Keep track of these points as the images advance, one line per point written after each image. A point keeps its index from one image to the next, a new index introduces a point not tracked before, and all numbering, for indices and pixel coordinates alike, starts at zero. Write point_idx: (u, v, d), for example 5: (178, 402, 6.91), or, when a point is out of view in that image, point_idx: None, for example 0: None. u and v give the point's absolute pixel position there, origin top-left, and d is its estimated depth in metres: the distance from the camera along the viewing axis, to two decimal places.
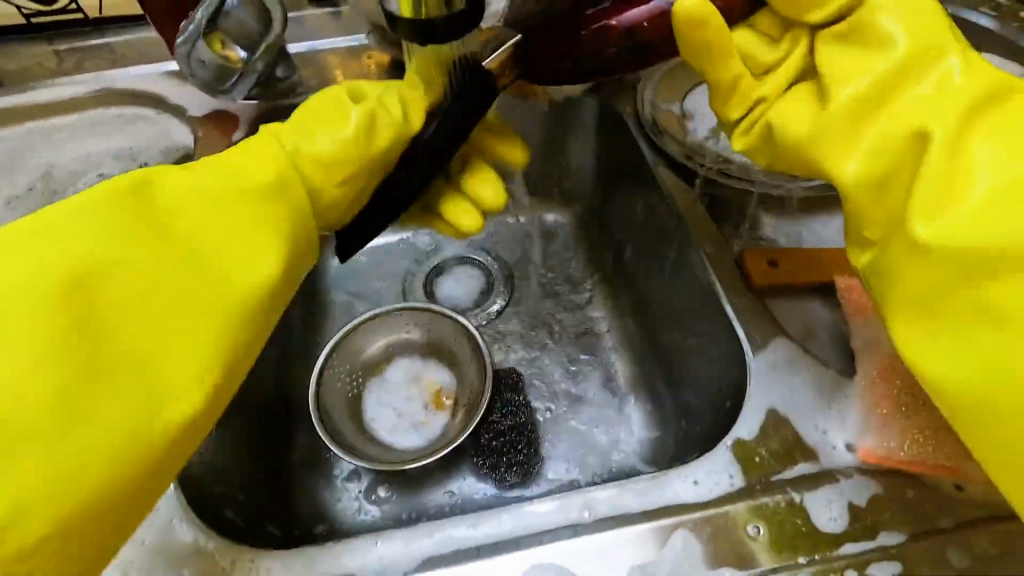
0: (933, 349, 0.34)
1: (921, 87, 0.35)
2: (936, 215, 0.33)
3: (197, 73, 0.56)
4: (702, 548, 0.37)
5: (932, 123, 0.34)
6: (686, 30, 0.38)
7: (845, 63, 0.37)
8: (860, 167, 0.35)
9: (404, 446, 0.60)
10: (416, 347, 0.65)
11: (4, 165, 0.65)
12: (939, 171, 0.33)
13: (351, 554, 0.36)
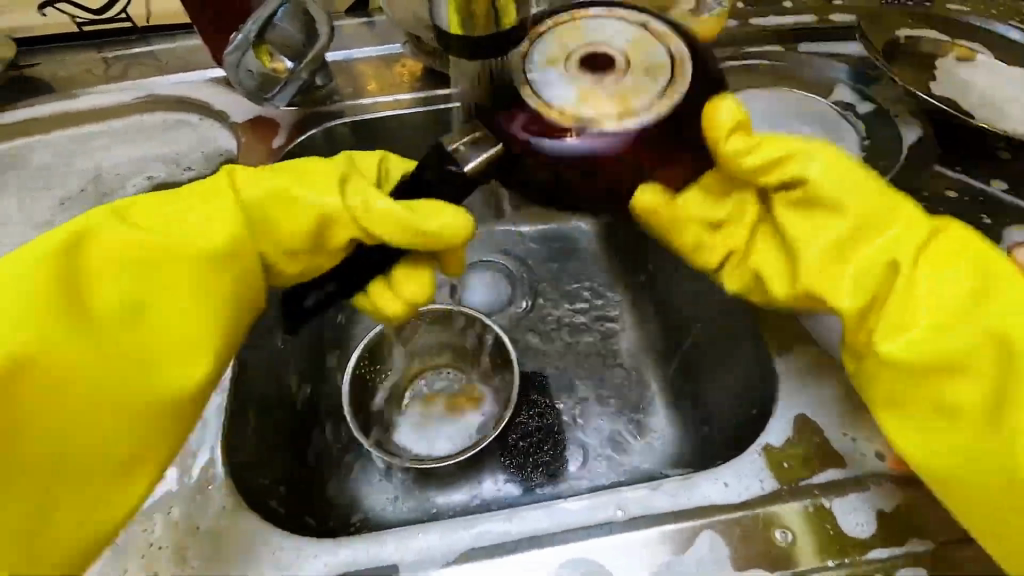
0: (935, 451, 0.38)
1: (922, 317, 0.38)
2: (949, 330, 0.38)
3: (244, 82, 0.59)
4: (728, 551, 0.38)
5: (909, 270, 0.39)
6: (649, 216, 0.44)
7: (818, 223, 0.41)
8: (853, 304, 0.39)
9: (431, 444, 0.62)
10: (443, 348, 0.67)
11: (56, 167, 0.68)
12: (929, 306, 0.38)
13: (393, 543, 0.38)
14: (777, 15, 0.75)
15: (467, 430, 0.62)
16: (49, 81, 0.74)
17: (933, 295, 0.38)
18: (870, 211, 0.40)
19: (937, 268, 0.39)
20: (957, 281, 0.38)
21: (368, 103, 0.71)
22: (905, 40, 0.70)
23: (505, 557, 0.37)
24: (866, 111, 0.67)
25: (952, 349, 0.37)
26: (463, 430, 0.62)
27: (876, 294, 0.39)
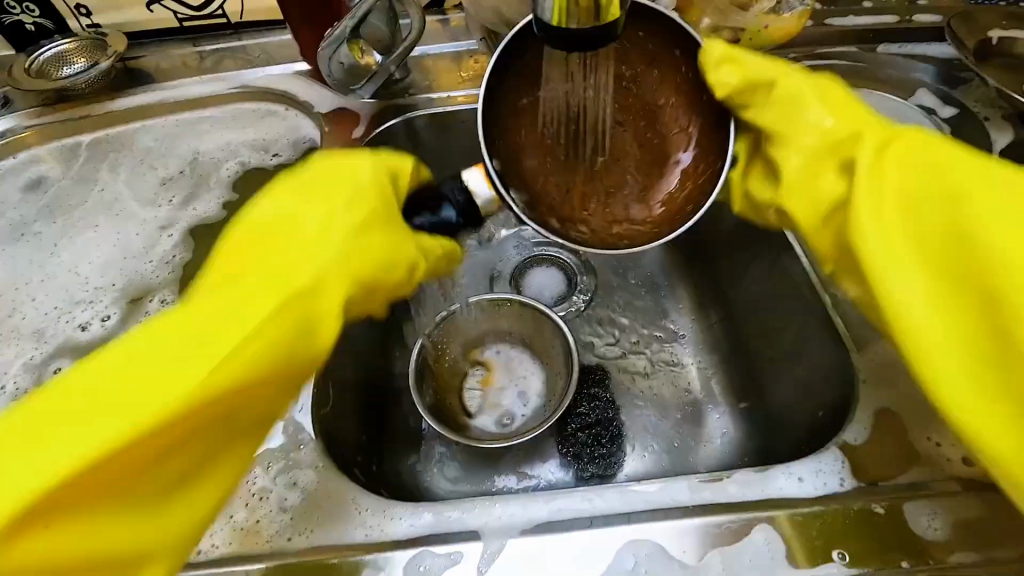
0: (966, 398, 0.35)
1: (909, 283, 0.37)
2: (922, 365, 0.36)
3: (333, 73, 0.62)
4: (797, 547, 0.37)
5: (908, 277, 0.37)
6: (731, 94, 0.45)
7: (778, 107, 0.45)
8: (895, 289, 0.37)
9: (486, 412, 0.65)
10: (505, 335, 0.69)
11: (160, 151, 0.74)
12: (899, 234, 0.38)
13: (472, 512, 0.40)
14: (857, 15, 0.73)
15: (524, 420, 0.64)
16: (151, 71, 0.79)
17: (907, 293, 0.36)
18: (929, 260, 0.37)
19: (887, 229, 0.38)
20: (885, 205, 0.38)
21: (442, 97, 0.74)
22: (997, 41, 0.67)
23: (580, 532, 0.38)
24: (949, 115, 0.65)
25: (906, 292, 0.37)
26: (521, 419, 0.64)
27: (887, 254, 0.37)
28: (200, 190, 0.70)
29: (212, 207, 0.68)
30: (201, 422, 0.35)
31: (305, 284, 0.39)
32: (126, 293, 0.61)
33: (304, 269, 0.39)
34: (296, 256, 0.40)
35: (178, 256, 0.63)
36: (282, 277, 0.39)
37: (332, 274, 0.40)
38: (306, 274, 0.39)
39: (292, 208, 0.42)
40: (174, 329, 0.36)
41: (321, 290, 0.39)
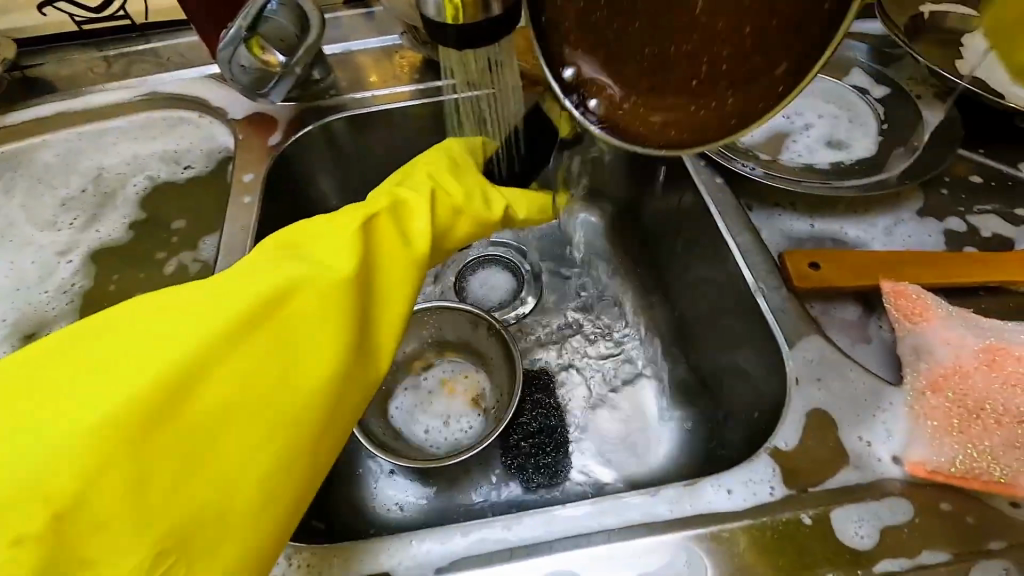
0: None
1: None
2: None
3: (237, 76, 0.58)
4: (726, 567, 0.35)
5: None
6: None
7: None
8: None
9: (423, 435, 0.61)
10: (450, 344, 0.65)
11: (60, 168, 0.68)
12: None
13: (386, 553, 0.37)
14: None
15: (464, 433, 0.61)
16: (49, 80, 0.73)
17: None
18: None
19: None
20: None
21: (366, 96, 0.69)
22: (929, 17, 0.66)
23: (500, 568, 0.36)
24: (881, 96, 0.64)
25: None
26: (461, 433, 0.61)
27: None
28: (104, 209, 0.64)
29: (117, 227, 0.62)
30: (309, 354, 0.37)
31: (379, 229, 0.44)
32: (19, 328, 0.55)
33: (286, 273, 0.38)
34: (319, 253, 0.41)
35: (79, 284, 0.58)
36: (315, 248, 0.41)
37: (350, 227, 0.42)
38: (323, 272, 0.39)
39: (316, 252, 0.41)
40: (148, 345, 0.33)
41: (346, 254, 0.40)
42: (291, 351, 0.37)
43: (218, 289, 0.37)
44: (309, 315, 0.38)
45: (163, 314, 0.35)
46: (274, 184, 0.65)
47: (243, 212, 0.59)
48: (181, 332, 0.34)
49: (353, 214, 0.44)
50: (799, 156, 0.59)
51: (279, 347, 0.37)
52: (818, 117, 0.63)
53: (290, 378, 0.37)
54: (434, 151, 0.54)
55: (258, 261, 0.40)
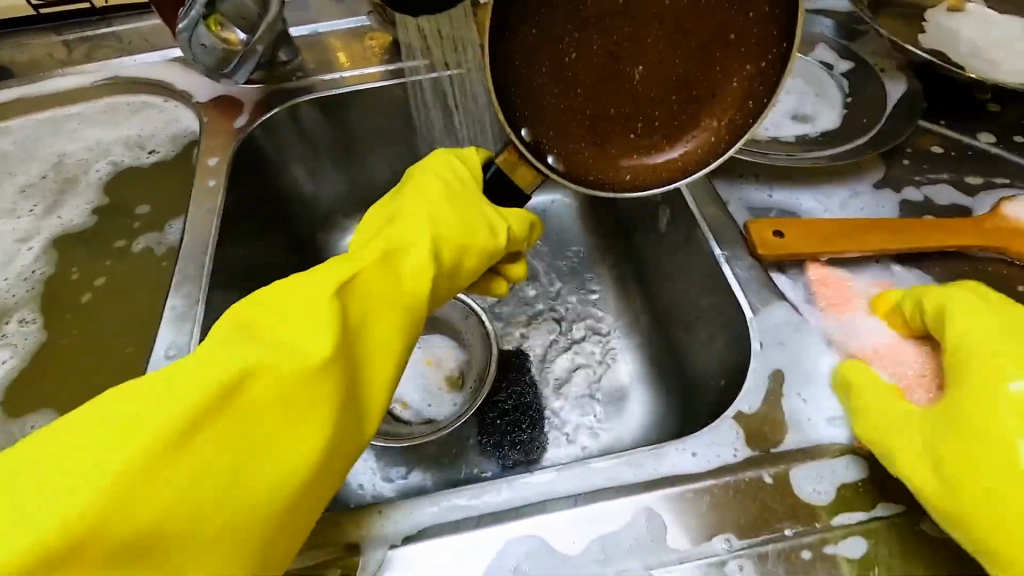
0: None
1: None
2: None
3: (201, 58, 0.57)
4: (690, 526, 0.36)
5: None
6: None
7: None
8: None
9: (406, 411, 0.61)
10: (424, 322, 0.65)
11: (18, 155, 0.66)
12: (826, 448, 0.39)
13: (354, 524, 0.37)
14: None
15: (444, 410, 0.61)
16: (6, 67, 0.71)
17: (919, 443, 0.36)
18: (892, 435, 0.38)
19: None
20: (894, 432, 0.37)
21: (334, 78, 0.68)
22: None
23: (468, 534, 0.36)
24: (846, 70, 0.65)
25: None
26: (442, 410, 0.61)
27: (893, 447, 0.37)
28: (66, 196, 0.62)
29: (80, 214, 0.61)
30: (290, 445, 0.33)
31: (365, 289, 0.38)
32: None
33: (248, 361, 0.32)
34: (295, 328, 0.35)
35: (40, 272, 0.56)
36: (286, 321, 0.35)
37: (326, 291, 0.36)
38: (291, 352, 0.34)
39: (287, 321, 0.35)
40: (87, 456, 0.28)
41: (326, 324, 0.35)
42: (261, 446, 0.32)
43: (169, 382, 0.31)
44: (275, 411, 0.33)
45: (104, 415, 0.29)
46: (241, 167, 0.64)
47: (208, 194, 0.58)
48: (127, 438, 0.29)
49: (328, 274, 0.38)
50: (766, 130, 0.60)
51: (245, 445, 0.32)
52: (784, 92, 0.63)
53: (255, 471, 0.32)
54: (428, 173, 0.49)
55: (223, 341, 0.34)
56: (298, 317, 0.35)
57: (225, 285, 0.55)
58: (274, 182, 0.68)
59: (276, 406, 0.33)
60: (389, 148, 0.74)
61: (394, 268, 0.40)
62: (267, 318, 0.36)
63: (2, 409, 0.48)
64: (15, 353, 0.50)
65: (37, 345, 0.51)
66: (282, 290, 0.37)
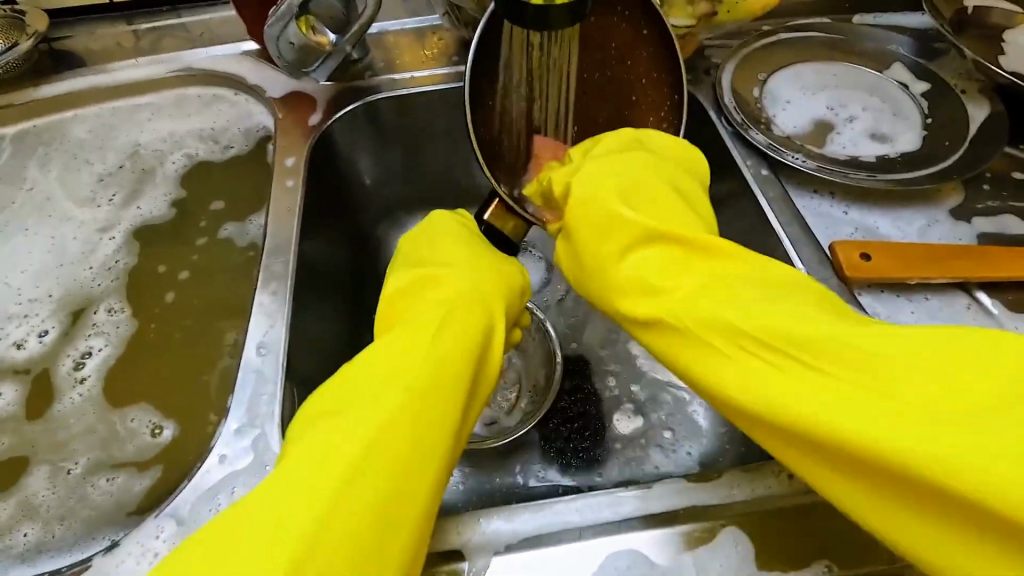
0: None
1: None
2: None
3: (285, 55, 0.58)
4: (785, 547, 0.37)
5: None
6: None
7: None
8: None
9: None
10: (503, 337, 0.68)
11: (96, 144, 0.67)
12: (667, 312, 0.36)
13: (454, 529, 0.37)
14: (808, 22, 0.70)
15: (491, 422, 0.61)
16: (79, 53, 0.70)
17: (818, 334, 0.31)
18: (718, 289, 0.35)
19: None
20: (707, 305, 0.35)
21: (405, 78, 0.69)
22: (973, 11, 0.66)
23: (568, 545, 0.37)
24: (922, 90, 0.64)
25: None
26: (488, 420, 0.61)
27: (678, 322, 0.35)
28: (143, 187, 0.63)
29: (159, 205, 0.62)
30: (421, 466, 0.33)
31: (435, 321, 0.40)
32: (65, 304, 0.54)
33: (349, 442, 0.33)
34: (382, 377, 0.37)
35: (123, 262, 0.58)
36: (371, 377, 0.37)
37: (398, 345, 0.39)
38: (385, 407, 0.34)
39: (375, 378, 0.37)
40: (245, 554, 0.29)
41: (416, 363, 0.37)
42: (387, 501, 0.32)
43: (291, 467, 0.32)
44: (390, 467, 0.32)
45: (251, 514, 0.30)
46: (314, 165, 0.64)
47: (287, 193, 0.59)
48: (277, 520, 0.30)
49: (396, 333, 0.40)
50: (843, 149, 0.60)
51: (374, 506, 0.31)
52: (861, 109, 0.63)
53: (389, 530, 0.31)
54: (440, 229, 0.51)
55: (322, 422, 0.35)
56: (382, 368, 0.37)
57: (303, 283, 0.56)
58: (341, 180, 0.69)
59: (396, 435, 0.33)
60: (454, 150, 0.74)
61: (466, 301, 0.42)
62: (343, 401, 0.36)
63: (100, 397, 0.49)
64: (111, 341, 0.52)
65: (128, 334, 0.53)
66: (358, 361, 0.39)
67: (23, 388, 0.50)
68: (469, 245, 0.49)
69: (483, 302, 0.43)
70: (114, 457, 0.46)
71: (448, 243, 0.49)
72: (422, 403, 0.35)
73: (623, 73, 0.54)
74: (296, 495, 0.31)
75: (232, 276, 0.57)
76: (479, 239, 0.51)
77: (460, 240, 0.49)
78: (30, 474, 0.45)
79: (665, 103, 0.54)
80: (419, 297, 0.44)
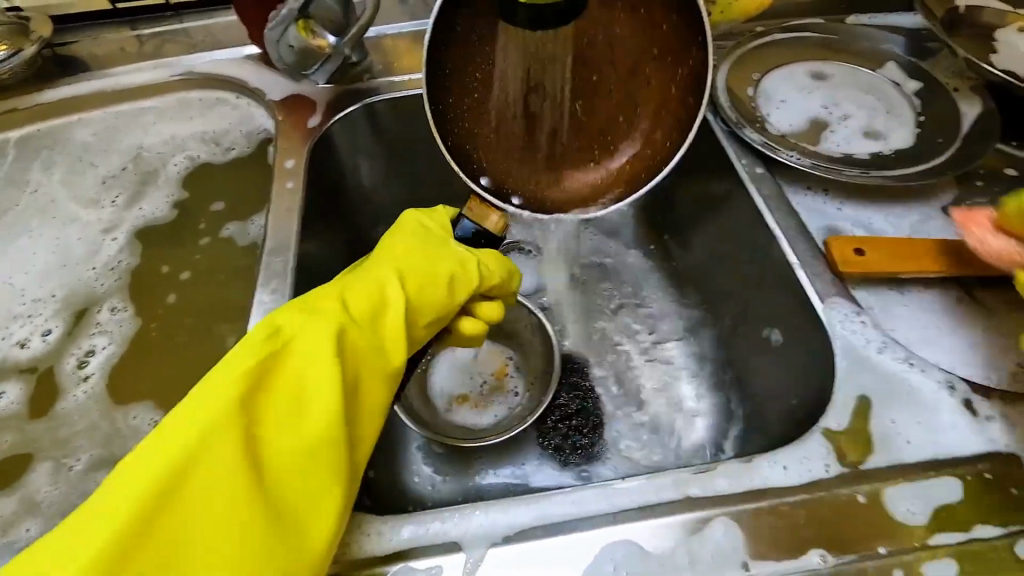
0: None
1: None
2: None
3: (284, 57, 0.59)
4: (781, 538, 0.37)
5: None
6: None
7: None
8: None
9: (461, 420, 0.62)
10: (501, 333, 0.67)
11: (99, 147, 0.68)
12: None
13: (452, 521, 0.38)
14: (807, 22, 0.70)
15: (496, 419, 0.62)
16: (83, 59, 0.71)
17: None
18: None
19: None
20: None
21: (404, 80, 0.69)
22: (965, 10, 0.66)
23: (564, 537, 0.37)
24: (915, 89, 0.64)
25: None
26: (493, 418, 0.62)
27: None
28: (146, 189, 0.64)
29: (162, 206, 0.63)
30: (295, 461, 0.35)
31: (347, 313, 0.41)
32: (69, 304, 0.55)
33: (223, 414, 0.34)
34: (283, 362, 0.38)
35: (126, 263, 0.58)
36: (275, 357, 0.38)
37: (313, 330, 0.39)
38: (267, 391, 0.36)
39: (278, 360, 0.38)
40: (110, 502, 0.30)
41: (312, 355, 0.38)
42: (246, 488, 0.33)
43: (176, 427, 0.34)
44: (253, 456, 0.34)
45: (128, 467, 0.32)
46: (314, 166, 0.65)
47: (288, 193, 0.59)
48: (148, 477, 0.31)
49: (313, 316, 0.41)
50: (837, 146, 0.60)
51: (231, 488, 0.32)
52: (855, 108, 0.63)
53: (241, 516, 0.32)
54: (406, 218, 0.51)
55: (215, 386, 0.36)
56: (283, 350, 0.38)
57: (304, 282, 0.57)
58: (341, 182, 0.70)
59: (283, 427, 0.35)
60: None
61: (380, 302, 0.43)
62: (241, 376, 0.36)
63: (103, 394, 0.50)
64: (114, 339, 0.52)
65: (131, 332, 0.53)
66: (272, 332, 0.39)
67: (27, 386, 0.50)
68: (419, 236, 0.49)
69: (388, 304, 0.43)
70: (116, 454, 0.46)
71: (399, 236, 0.49)
72: (309, 399, 0.37)
73: (638, 68, 0.49)
74: (165, 456, 0.32)
75: (234, 275, 0.57)
76: (432, 229, 0.51)
77: (407, 229, 0.50)
78: (35, 471, 0.46)
79: (683, 107, 0.48)
80: (352, 287, 0.44)
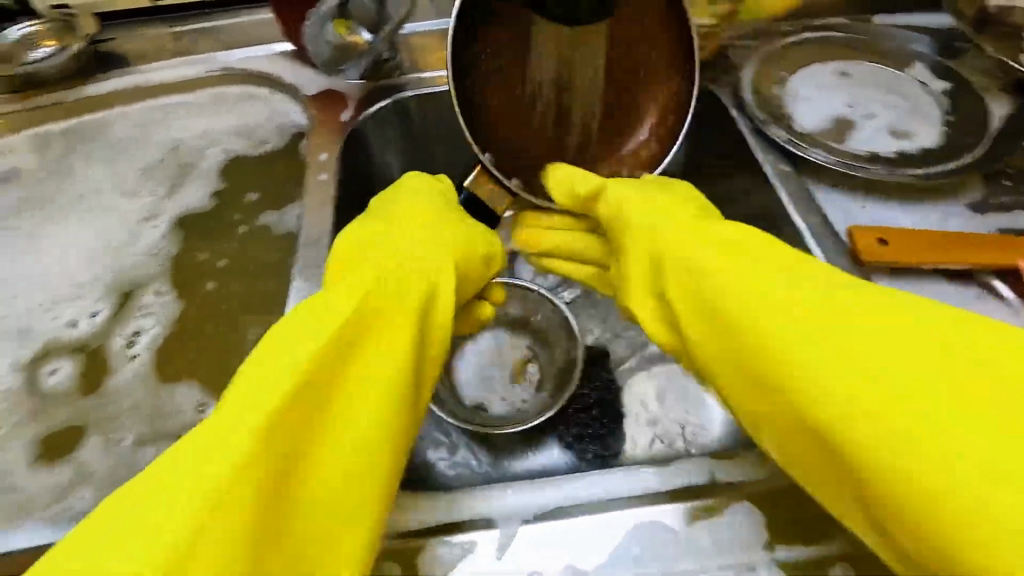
0: None
1: None
2: None
3: (320, 54, 0.62)
4: (804, 523, 0.38)
5: None
6: None
7: None
8: None
9: (480, 407, 0.63)
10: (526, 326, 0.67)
11: (140, 139, 0.71)
12: (696, 318, 0.41)
13: (485, 500, 0.39)
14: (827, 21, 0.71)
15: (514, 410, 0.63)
16: (124, 56, 0.74)
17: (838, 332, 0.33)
18: (766, 259, 0.39)
19: None
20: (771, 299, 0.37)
21: (432, 76, 0.71)
22: (994, 10, 0.66)
23: (594, 516, 0.38)
24: (942, 88, 0.65)
25: None
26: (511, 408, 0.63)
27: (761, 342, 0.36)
28: (185, 179, 0.66)
29: (200, 196, 0.65)
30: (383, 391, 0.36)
31: (405, 266, 0.42)
32: (113, 288, 0.57)
33: (326, 337, 0.34)
34: (363, 298, 0.38)
35: (166, 250, 0.61)
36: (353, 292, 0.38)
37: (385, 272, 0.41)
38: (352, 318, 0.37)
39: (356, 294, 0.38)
40: (223, 427, 0.29)
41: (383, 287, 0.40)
42: (354, 411, 0.35)
43: (273, 349, 0.33)
44: (344, 386, 0.35)
45: (234, 392, 0.31)
46: (346, 160, 0.67)
47: (322, 185, 0.61)
48: (257, 398, 0.31)
49: (373, 258, 0.42)
50: (862, 144, 0.61)
51: (337, 411, 0.34)
52: (880, 107, 0.64)
53: (344, 441, 0.34)
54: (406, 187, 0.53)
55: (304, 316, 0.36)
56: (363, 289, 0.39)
57: None
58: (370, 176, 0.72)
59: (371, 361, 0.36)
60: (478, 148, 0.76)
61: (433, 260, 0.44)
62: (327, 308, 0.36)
63: (147, 374, 0.52)
64: (158, 321, 0.55)
65: (174, 314, 0.56)
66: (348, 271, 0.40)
67: (79, 363, 0.53)
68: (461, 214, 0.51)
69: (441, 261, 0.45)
70: (160, 431, 0.49)
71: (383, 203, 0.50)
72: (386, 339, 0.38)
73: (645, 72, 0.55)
74: (273, 376, 0.32)
75: (269, 263, 0.59)
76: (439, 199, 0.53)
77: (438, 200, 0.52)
78: (84, 446, 0.48)
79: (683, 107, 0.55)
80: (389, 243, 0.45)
